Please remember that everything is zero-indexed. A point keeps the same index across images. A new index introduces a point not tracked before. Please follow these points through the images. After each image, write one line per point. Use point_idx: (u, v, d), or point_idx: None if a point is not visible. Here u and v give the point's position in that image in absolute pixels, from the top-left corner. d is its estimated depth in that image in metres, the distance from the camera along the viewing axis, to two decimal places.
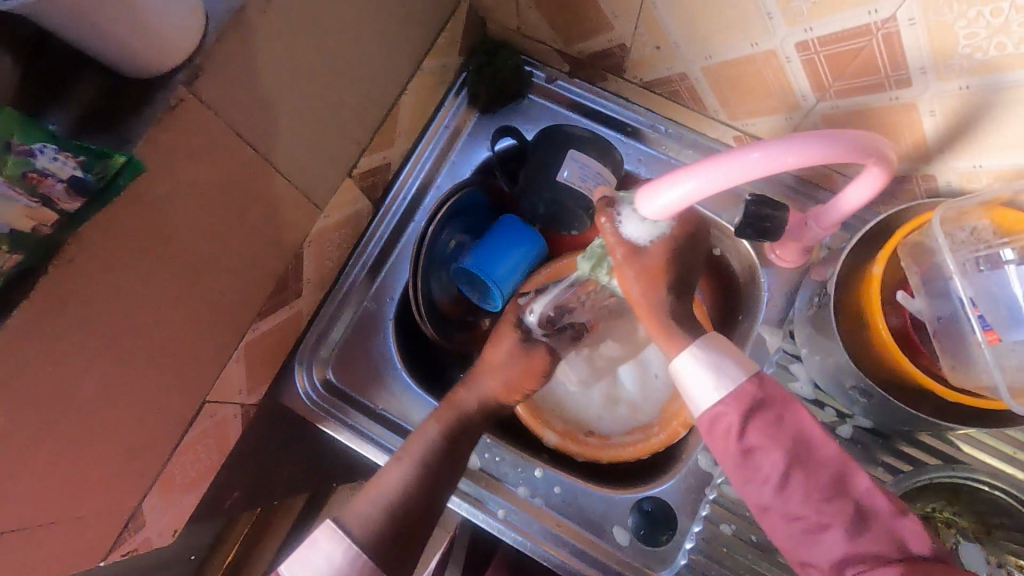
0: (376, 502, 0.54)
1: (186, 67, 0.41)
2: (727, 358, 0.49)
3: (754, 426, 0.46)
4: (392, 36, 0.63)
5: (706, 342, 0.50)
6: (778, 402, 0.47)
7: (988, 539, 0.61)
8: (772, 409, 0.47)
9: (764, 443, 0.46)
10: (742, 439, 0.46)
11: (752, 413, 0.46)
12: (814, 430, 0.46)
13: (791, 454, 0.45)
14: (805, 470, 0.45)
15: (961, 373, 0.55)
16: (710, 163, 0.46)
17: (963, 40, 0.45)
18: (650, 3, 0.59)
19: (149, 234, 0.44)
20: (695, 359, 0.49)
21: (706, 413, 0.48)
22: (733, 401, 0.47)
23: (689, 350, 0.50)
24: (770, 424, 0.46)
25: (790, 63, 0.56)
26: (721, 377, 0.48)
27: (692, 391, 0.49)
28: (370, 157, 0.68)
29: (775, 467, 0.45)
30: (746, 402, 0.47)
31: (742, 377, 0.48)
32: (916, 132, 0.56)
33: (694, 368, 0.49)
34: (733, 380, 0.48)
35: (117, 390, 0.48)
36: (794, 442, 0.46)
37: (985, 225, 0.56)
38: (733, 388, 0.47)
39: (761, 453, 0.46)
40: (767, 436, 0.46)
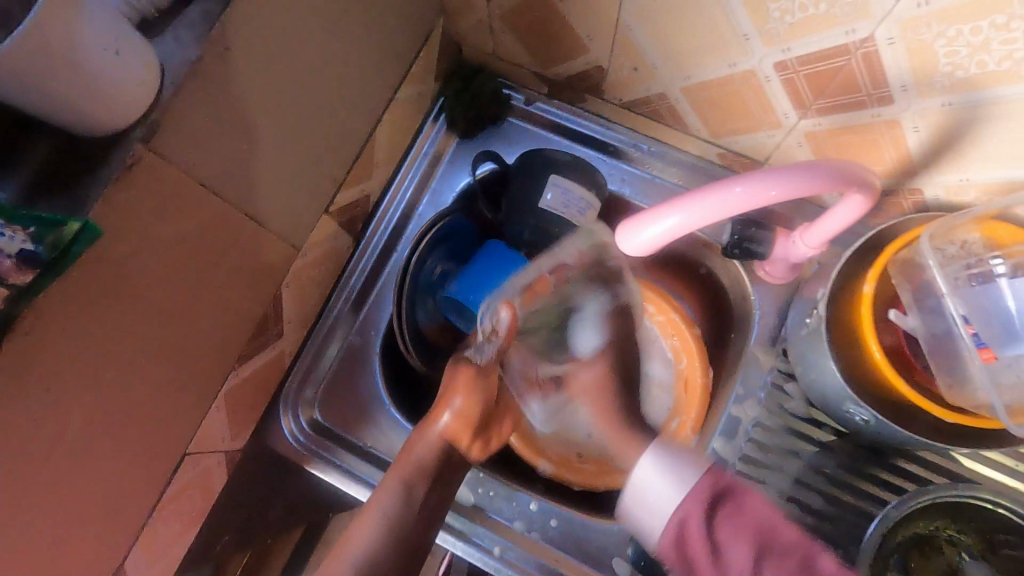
0: (348, 561, 0.52)
1: (143, 124, 0.40)
2: (681, 458, 0.45)
3: (721, 522, 0.41)
4: (363, 69, 0.61)
5: (660, 445, 0.47)
6: (737, 493, 0.43)
7: (993, 556, 0.60)
8: (732, 501, 0.42)
9: (728, 539, 0.40)
10: (707, 534, 0.40)
11: (719, 509, 0.41)
12: (774, 517, 0.41)
13: (756, 544, 0.39)
14: (774, 558, 0.39)
15: (957, 393, 0.54)
16: (693, 198, 0.46)
17: (944, 59, 0.44)
18: (624, 25, 0.57)
19: (114, 293, 0.43)
20: (652, 462, 0.45)
21: (670, 524, 0.42)
22: (690, 497, 0.42)
23: (646, 455, 0.46)
24: (732, 515, 0.41)
25: (770, 82, 0.55)
26: (678, 476, 0.44)
27: (651, 498, 0.44)
28: (347, 191, 0.66)
29: (743, 563, 0.39)
30: (705, 501, 0.42)
31: (697, 474, 0.44)
32: (900, 148, 0.55)
33: (653, 477, 0.45)
34: (689, 478, 0.43)
35: (88, 454, 0.46)
36: (760, 531, 0.40)
37: (975, 239, 0.55)
38: (693, 484, 0.43)
39: (728, 552, 0.40)
40: (729, 532, 0.40)
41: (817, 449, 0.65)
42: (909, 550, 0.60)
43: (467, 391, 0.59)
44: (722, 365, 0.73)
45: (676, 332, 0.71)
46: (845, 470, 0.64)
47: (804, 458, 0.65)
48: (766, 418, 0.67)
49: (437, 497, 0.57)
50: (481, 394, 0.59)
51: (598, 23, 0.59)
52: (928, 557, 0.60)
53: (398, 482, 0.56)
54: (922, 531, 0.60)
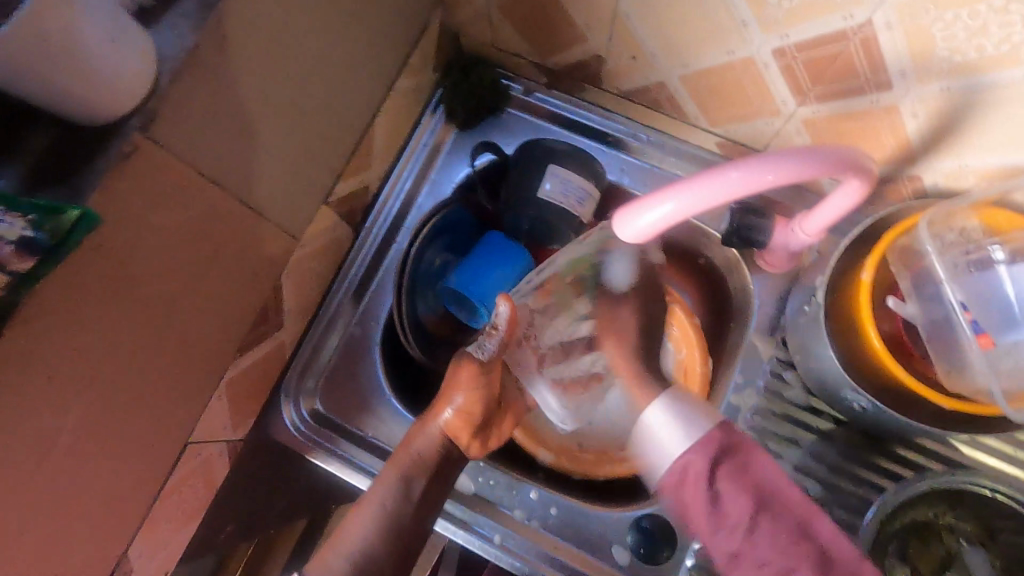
0: (341, 554, 0.54)
1: (140, 112, 0.40)
2: (693, 412, 0.50)
3: (723, 472, 0.48)
4: (360, 59, 0.61)
5: (673, 393, 0.52)
6: (742, 450, 0.49)
7: (992, 543, 0.60)
8: (736, 457, 0.49)
9: (730, 486, 0.47)
10: (710, 487, 0.47)
11: (727, 459, 0.48)
12: (774, 476, 0.49)
13: (756, 498, 0.47)
14: (770, 513, 0.47)
15: (955, 379, 0.54)
16: (690, 183, 0.46)
17: (941, 43, 0.44)
18: (621, 13, 0.57)
19: (113, 283, 0.43)
20: (662, 411, 0.51)
21: (675, 467, 0.48)
22: (700, 449, 0.48)
23: (658, 401, 0.51)
24: (736, 471, 0.48)
25: (768, 69, 0.55)
26: (691, 427, 0.49)
27: (659, 442, 0.50)
28: (346, 182, 0.66)
29: (743, 512, 0.47)
30: (714, 450, 0.48)
31: (708, 425, 0.49)
32: (899, 134, 0.55)
33: (665, 424, 0.50)
34: (700, 428, 0.49)
35: (90, 443, 0.47)
36: (759, 486, 0.48)
37: (974, 225, 0.55)
38: (704, 437, 0.49)
39: (727, 499, 0.47)
40: (732, 481, 0.47)
41: (816, 437, 0.65)
42: (909, 537, 0.61)
43: (465, 390, 0.58)
44: (721, 354, 0.73)
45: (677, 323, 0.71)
46: (843, 458, 0.64)
47: (802, 446, 0.65)
48: (765, 407, 0.66)
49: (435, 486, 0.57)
50: (482, 390, 0.58)
51: (595, 12, 0.59)
52: (927, 544, 0.61)
53: (394, 474, 0.57)
54: (921, 517, 0.61)
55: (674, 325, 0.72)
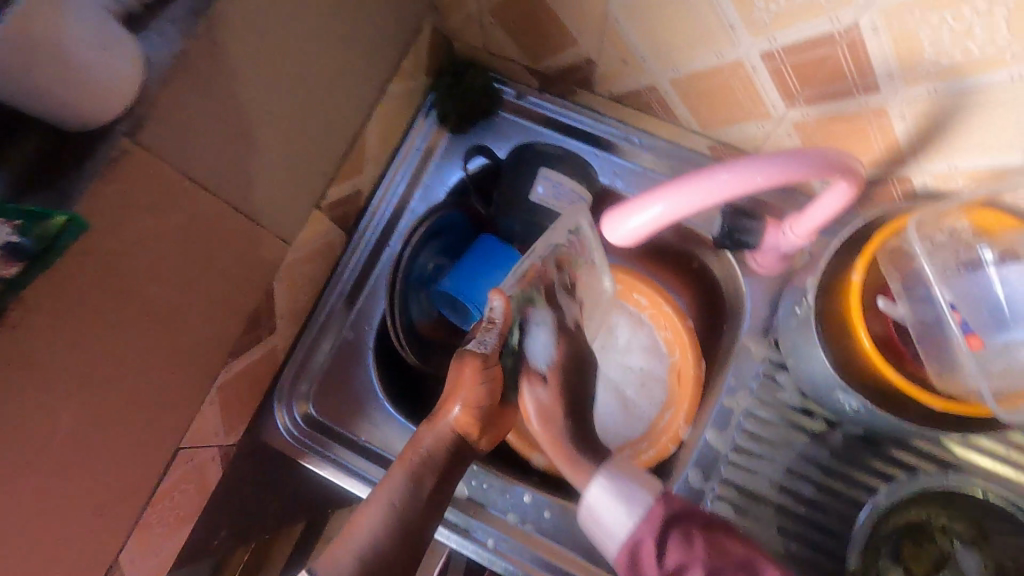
0: (348, 552, 0.53)
1: (128, 118, 0.40)
2: (634, 483, 0.54)
3: (670, 549, 0.49)
4: (352, 64, 0.61)
5: (610, 470, 0.55)
6: (687, 523, 0.50)
7: (987, 544, 0.59)
8: (680, 529, 0.50)
9: (680, 560, 0.48)
10: (659, 563, 0.48)
11: (669, 534, 0.50)
12: (728, 545, 0.49)
13: (710, 566, 0.47)
14: None
15: (948, 379, 0.54)
16: (679, 185, 0.46)
17: (928, 46, 0.44)
18: (612, 17, 0.58)
19: (104, 288, 0.43)
20: (602, 488, 0.54)
21: (628, 546, 0.51)
22: (646, 523, 0.51)
23: (595, 481, 0.55)
24: (682, 541, 0.49)
25: (758, 72, 0.55)
26: (630, 502, 0.53)
27: (607, 521, 0.53)
28: (338, 186, 0.66)
29: None
30: (659, 525, 0.51)
31: (648, 500, 0.53)
32: (888, 137, 0.55)
33: (604, 503, 0.54)
34: (642, 504, 0.52)
35: (80, 449, 0.46)
36: (708, 554, 0.48)
37: (964, 226, 0.55)
38: (647, 513, 0.52)
39: (683, 572, 0.47)
40: (678, 555, 0.48)
41: (808, 438, 0.65)
42: (901, 538, 0.61)
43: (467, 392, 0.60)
44: (715, 356, 0.73)
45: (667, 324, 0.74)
46: (836, 459, 0.64)
47: (795, 447, 0.65)
48: (758, 408, 0.66)
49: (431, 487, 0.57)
50: (487, 387, 0.60)
51: (585, 16, 0.59)
52: (919, 545, 0.60)
53: (401, 473, 0.57)
54: (913, 518, 0.61)
55: (666, 327, 0.74)
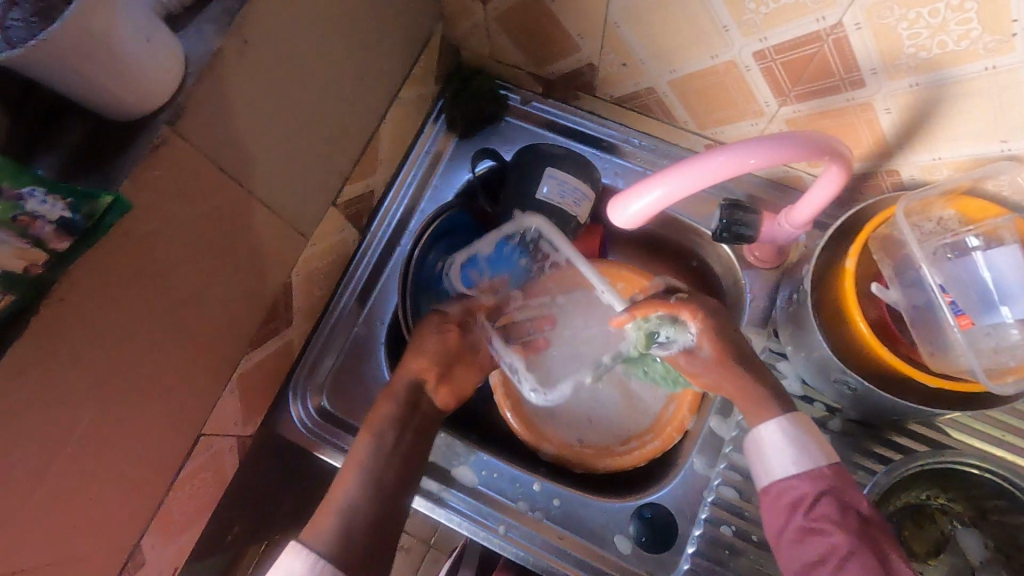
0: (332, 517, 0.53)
1: (168, 109, 0.43)
2: (812, 443, 0.55)
3: (821, 506, 0.51)
4: (367, 68, 0.65)
5: (794, 420, 0.56)
6: (852, 501, 0.51)
7: (983, 522, 0.62)
8: (841, 497, 0.51)
9: (826, 523, 0.49)
10: (812, 514, 0.51)
11: (828, 499, 0.51)
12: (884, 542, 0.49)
13: (856, 542, 0.48)
14: (862, 558, 0.47)
15: (940, 359, 0.56)
16: (680, 168, 0.49)
17: (908, 41, 0.48)
18: (612, 23, 0.61)
19: (139, 269, 0.45)
20: (779, 435, 0.55)
21: (781, 487, 0.54)
22: (806, 479, 0.53)
23: (775, 422, 0.56)
24: (840, 508, 0.50)
25: (750, 71, 0.58)
26: (802, 455, 0.54)
27: (769, 458, 0.55)
28: (353, 186, 0.69)
29: (833, 548, 0.48)
30: (824, 484, 0.52)
31: (821, 462, 0.53)
32: (875, 130, 0.58)
33: (778, 444, 0.55)
34: (812, 462, 0.54)
35: (110, 427, 0.48)
36: (859, 532, 0.49)
37: (951, 215, 0.59)
38: (813, 469, 0.53)
39: (824, 532, 0.49)
40: (829, 518, 0.50)
41: None
42: (904, 521, 0.63)
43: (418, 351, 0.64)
44: None
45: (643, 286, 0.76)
46: (838, 444, 0.66)
47: None
48: None
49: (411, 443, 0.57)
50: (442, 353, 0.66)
51: (588, 22, 0.63)
52: (923, 528, 0.63)
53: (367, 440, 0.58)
54: (914, 500, 0.63)
55: None
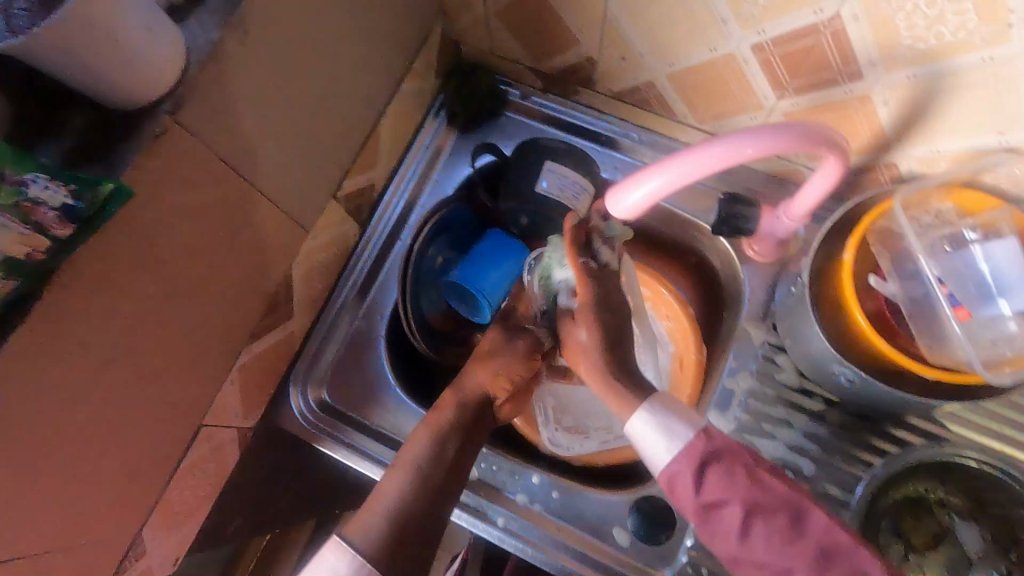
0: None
1: (170, 98, 0.44)
2: (675, 416, 0.52)
3: (709, 480, 0.49)
4: (368, 61, 0.65)
5: (657, 402, 0.53)
6: (728, 455, 0.50)
7: (982, 515, 0.62)
8: (723, 462, 0.50)
9: (719, 495, 0.49)
10: (699, 496, 0.50)
11: (708, 466, 0.50)
12: (755, 497, 0.48)
13: (749, 503, 0.48)
14: (763, 515, 0.48)
15: (938, 351, 0.56)
16: (679, 158, 0.49)
17: (905, 32, 0.48)
18: (611, 16, 0.62)
19: (141, 258, 0.46)
20: (646, 420, 0.53)
21: (665, 471, 0.51)
22: (684, 459, 0.50)
23: (640, 410, 0.53)
24: (724, 477, 0.49)
25: (749, 64, 0.59)
26: (673, 438, 0.51)
27: (649, 452, 0.52)
28: (353, 179, 0.70)
29: (734, 520, 0.48)
30: (698, 460, 0.50)
31: (690, 434, 0.51)
32: (873, 123, 0.58)
33: (648, 433, 0.52)
34: (682, 439, 0.51)
35: (111, 415, 0.49)
36: (751, 492, 0.49)
37: (949, 208, 0.59)
38: (684, 446, 0.51)
39: (720, 505, 0.49)
40: (721, 489, 0.49)
41: (809, 418, 0.67)
42: (902, 512, 0.63)
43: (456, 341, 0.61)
44: (716, 343, 0.76)
45: (648, 285, 0.78)
46: (837, 438, 0.66)
47: (796, 426, 0.67)
48: (759, 389, 0.69)
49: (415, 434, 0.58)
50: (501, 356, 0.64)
51: (587, 15, 0.63)
52: (919, 518, 0.63)
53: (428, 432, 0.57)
54: (912, 493, 0.63)
55: (668, 316, 0.77)
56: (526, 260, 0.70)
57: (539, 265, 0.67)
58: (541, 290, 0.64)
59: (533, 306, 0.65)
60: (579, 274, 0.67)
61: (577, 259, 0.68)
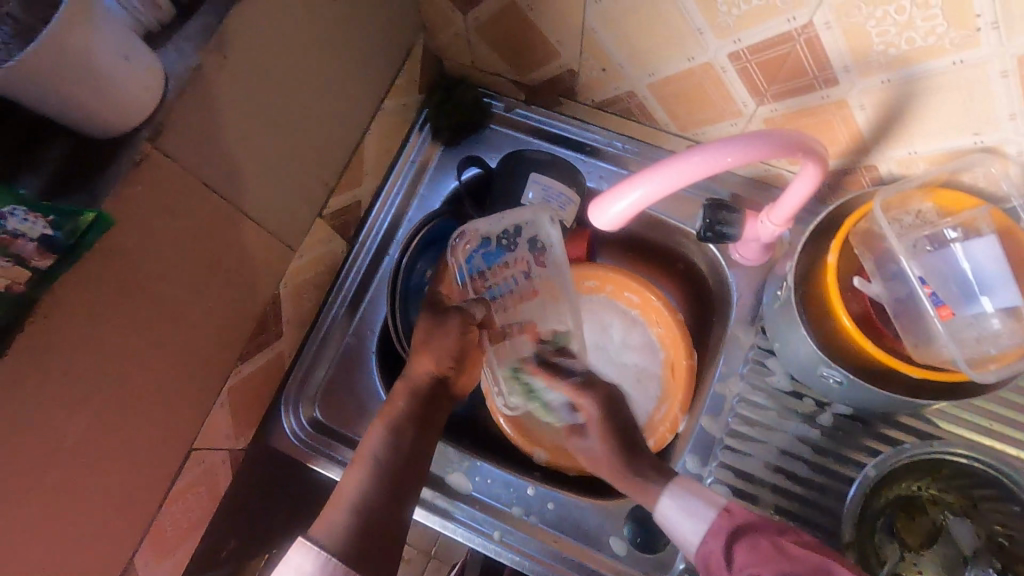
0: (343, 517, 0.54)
1: (150, 124, 0.44)
2: (697, 497, 0.55)
3: (739, 555, 0.49)
4: (350, 79, 0.65)
5: (679, 485, 0.56)
6: (755, 531, 0.51)
7: (975, 512, 0.63)
8: (748, 537, 0.50)
9: (749, 568, 0.48)
10: (732, 573, 0.49)
11: (735, 543, 0.51)
12: (784, 565, 0.46)
13: (778, 570, 0.46)
14: None
15: (923, 351, 0.56)
16: (659, 169, 0.49)
17: (877, 38, 0.49)
18: (590, 29, 0.62)
19: (125, 284, 0.46)
20: (671, 504, 0.55)
21: (701, 560, 0.52)
22: (712, 536, 0.52)
23: (663, 498, 0.56)
24: (750, 550, 0.49)
25: (727, 72, 0.59)
26: (697, 516, 0.54)
27: (680, 535, 0.54)
28: (339, 197, 0.70)
29: None
30: (725, 537, 0.51)
31: (712, 512, 0.53)
32: (851, 127, 0.59)
33: (676, 516, 0.55)
34: (706, 517, 0.53)
35: (99, 442, 0.48)
36: (778, 559, 0.47)
37: (929, 208, 0.59)
38: (710, 526, 0.53)
39: None
40: (749, 562, 0.48)
41: (800, 420, 0.67)
42: (896, 512, 0.63)
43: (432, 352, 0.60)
44: (706, 349, 0.76)
45: (638, 293, 0.78)
46: (830, 439, 0.66)
47: (789, 430, 0.67)
48: (750, 393, 0.69)
49: (407, 448, 0.58)
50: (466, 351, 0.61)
51: (565, 28, 0.64)
52: (913, 518, 0.63)
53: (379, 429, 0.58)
54: (905, 492, 0.63)
55: (659, 324, 0.77)
56: (475, 236, 0.66)
57: (498, 246, 0.66)
58: (499, 291, 0.64)
59: (479, 283, 0.65)
60: (527, 288, 0.64)
61: (527, 245, 0.66)
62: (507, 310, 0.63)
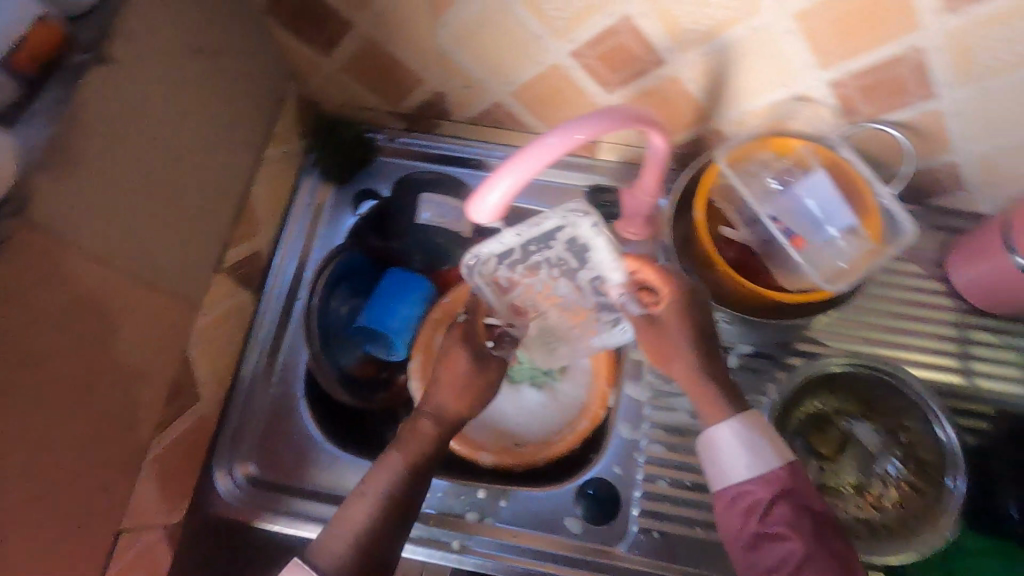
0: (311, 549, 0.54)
1: (13, 199, 0.45)
2: (764, 443, 0.57)
3: (778, 510, 0.54)
4: (226, 134, 0.67)
5: (751, 425, 0.57)
6: (803, 496, 0.55)
7: (872, 413, 0.69)
8: (798, 498, 0.54)
9: (784, 529, 0.52)
10: (765, 522, 0.53)
11: (782, 500, 0.54)
12: (816, 547, 0.51)
13: (810, 545, 0.52)
14: (818, 563, 0.51)
15: (791, 277, 0.65)
16: (523, 154, 0.53)
17: (684, 18, 0.56)
18: (446, 52, 0.67)
19: (16, 365, 0.45)
20: (737, 438, 0.57)
21: (735, 489, 0.56)
22: (762, 483, 0.55)
23: (734, 424, 0.57)
24: (794, 513, 0.53)
25: (573, 70, 0.66)
26: (758, 460, 0.56)
27: (724, 463, 0.57)
28: (235, 250, 0.71)
29: (789, 553, 0.52)
30: (776, 489, 0.54)
31: (776, 463, 0.56)
32: (690, 98, 0.67)
33: (733, 447, 0.57)
34: (767, 466, 0.56)
35: (15, 537, 0.46)
36: (813, 535, 0.52)
37: (771, 158, 0.67)
38: (767, 472, 0.55)
39: (781, 538, 0.52)
40: (785, 522, 0.53)
41: None
42: (806, 429, 0.69)
43: None
44: None
45: None
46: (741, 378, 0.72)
47: None
48: None
49: None
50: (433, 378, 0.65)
51: (423, 54, 0.68)
52: (824, 431, 0.69)
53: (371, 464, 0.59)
54: (809, 411, 0.69)
55: None
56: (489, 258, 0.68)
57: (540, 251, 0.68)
58: (528, 287, 0.70)
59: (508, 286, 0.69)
60: (553, 283, 0.70)
61: (563, 245, 0.68)
62: (524, 306, 0.71)
